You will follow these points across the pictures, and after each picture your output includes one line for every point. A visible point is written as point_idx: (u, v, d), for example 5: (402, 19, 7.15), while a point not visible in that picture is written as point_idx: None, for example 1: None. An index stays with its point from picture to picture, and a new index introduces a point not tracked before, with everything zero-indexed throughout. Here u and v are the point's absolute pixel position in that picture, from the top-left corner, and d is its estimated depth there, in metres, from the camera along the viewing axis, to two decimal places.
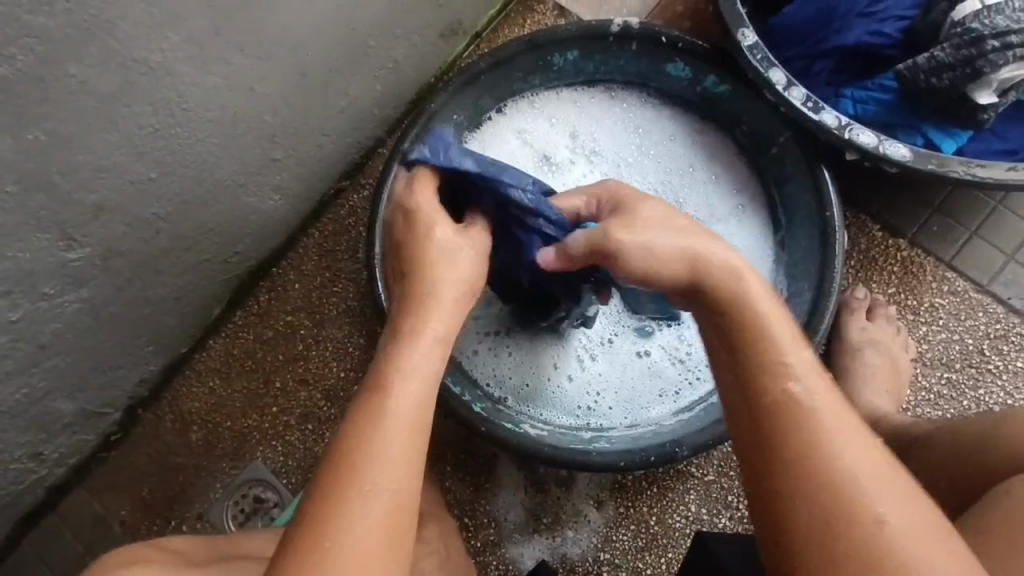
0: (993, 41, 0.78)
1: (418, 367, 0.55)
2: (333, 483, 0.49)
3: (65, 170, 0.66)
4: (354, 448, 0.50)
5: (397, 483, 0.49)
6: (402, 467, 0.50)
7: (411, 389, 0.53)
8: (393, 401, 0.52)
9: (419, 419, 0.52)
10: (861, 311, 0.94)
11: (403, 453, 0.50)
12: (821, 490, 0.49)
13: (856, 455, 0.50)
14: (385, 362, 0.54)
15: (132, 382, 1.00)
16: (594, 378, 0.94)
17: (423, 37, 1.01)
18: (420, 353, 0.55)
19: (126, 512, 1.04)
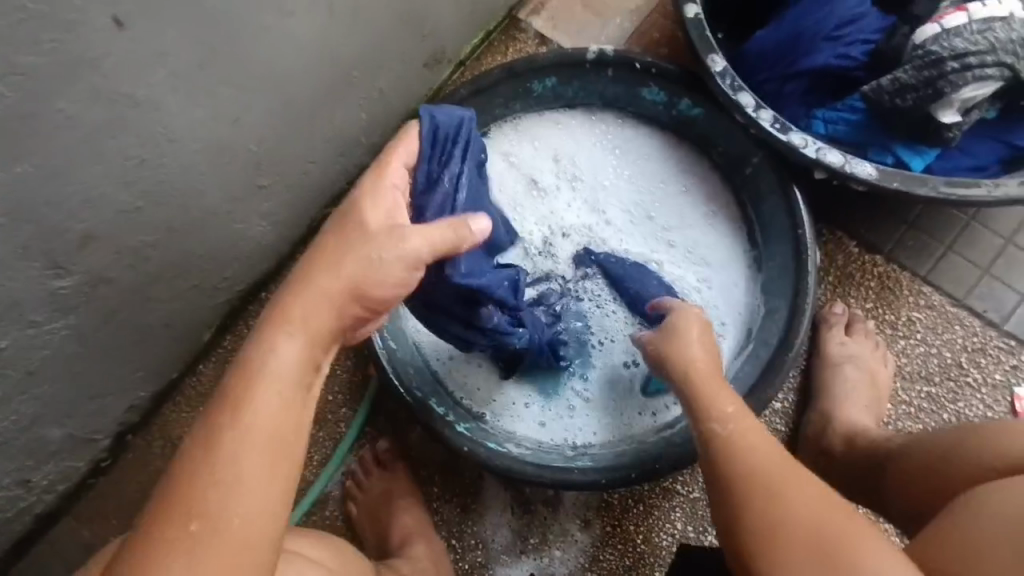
0: (952, 62, 0.80)
1: (282, 377, 0.54)
2: (187, 479, 0.50)
3: (54, 202, 0.68)
4: (216, 455, 0.50)
5: (251, 510, 0.50)
6: (259, 489, 0.50)
7: (281, 396, 0.53)
8: (251, 416, 0.52)
9: (275, 436, 0.52)
10: (839, 327, 0.95)
11: (258, 475, 0.51)
12: (789, 531, 0.60)
13: (807, 497, 0.61)
14: (260, 362, 0.54)
15: (122, 409, 1.01)
16: (580, 395, 0.95)
17: (406, 66, 1.04)
18: (290, 358, 0.54)
19: (115, 538, 1.05)
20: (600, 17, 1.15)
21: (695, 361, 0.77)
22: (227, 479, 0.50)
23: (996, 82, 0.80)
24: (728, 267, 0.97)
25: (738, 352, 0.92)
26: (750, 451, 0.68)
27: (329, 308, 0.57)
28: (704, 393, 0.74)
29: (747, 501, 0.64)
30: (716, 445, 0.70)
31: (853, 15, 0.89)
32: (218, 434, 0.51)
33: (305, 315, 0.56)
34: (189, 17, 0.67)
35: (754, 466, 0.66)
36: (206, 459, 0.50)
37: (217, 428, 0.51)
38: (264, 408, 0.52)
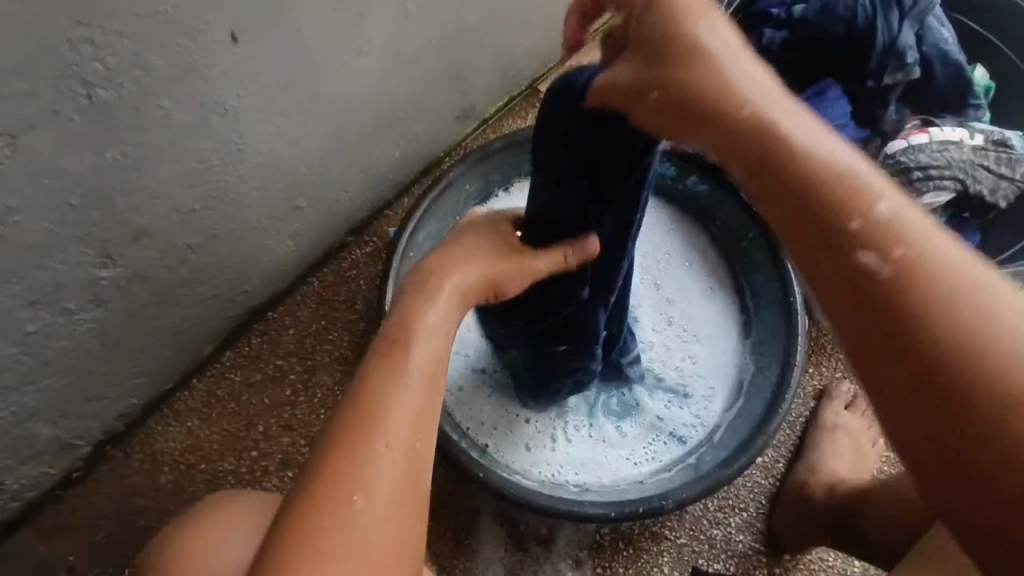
0: (917, 172, 0.97)
1: (436, 329, 0.59)
2: (352, 422, 0.52)
3: (126, 192, 0.70)
4: (363, 463, 0.51)
5: (408, 435, 0.53)
6: (415, 421, 0.53)
7: (418, 402, 0.54)
8: (413, 357, 0.56)
9: (431, 378, 0.56)
10: (838, 400, 1.07)
11: (416, 408, 0.54)
12: (956, 337, 0.42)
13: (995, 297, 0.43)
14: (399, 369, 0.55)
15: (111, 416, 0.97)
16: (583, 438, 1.00)
17: (443, 116, 1.11)
18: (440, 317, 0.60)
19: (74, 557, 0.98)
20: None
21: (728, 80, 0.51)
22: (387, 413, 0.53)
23: (950, 193, 0.97)
24: (719, 337, 1.07)
25: (731, 405, 1.00)
26: (927, 270, 0.43)
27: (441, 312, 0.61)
28: (794, 162, 0.48)
29: (902, 297, 0.43)
30: (849, 245, 0.45)
31: (835, 125, 1.05)
32: (358, 443, 0.51)
33: (429, 324, 0.59)
34: (287, 44, 0.73)
35: (911, 267, 0.44)
36: (350, 460, 0.50)
37: (356, 433, 0.52)
38: (408, 417, 0.53)
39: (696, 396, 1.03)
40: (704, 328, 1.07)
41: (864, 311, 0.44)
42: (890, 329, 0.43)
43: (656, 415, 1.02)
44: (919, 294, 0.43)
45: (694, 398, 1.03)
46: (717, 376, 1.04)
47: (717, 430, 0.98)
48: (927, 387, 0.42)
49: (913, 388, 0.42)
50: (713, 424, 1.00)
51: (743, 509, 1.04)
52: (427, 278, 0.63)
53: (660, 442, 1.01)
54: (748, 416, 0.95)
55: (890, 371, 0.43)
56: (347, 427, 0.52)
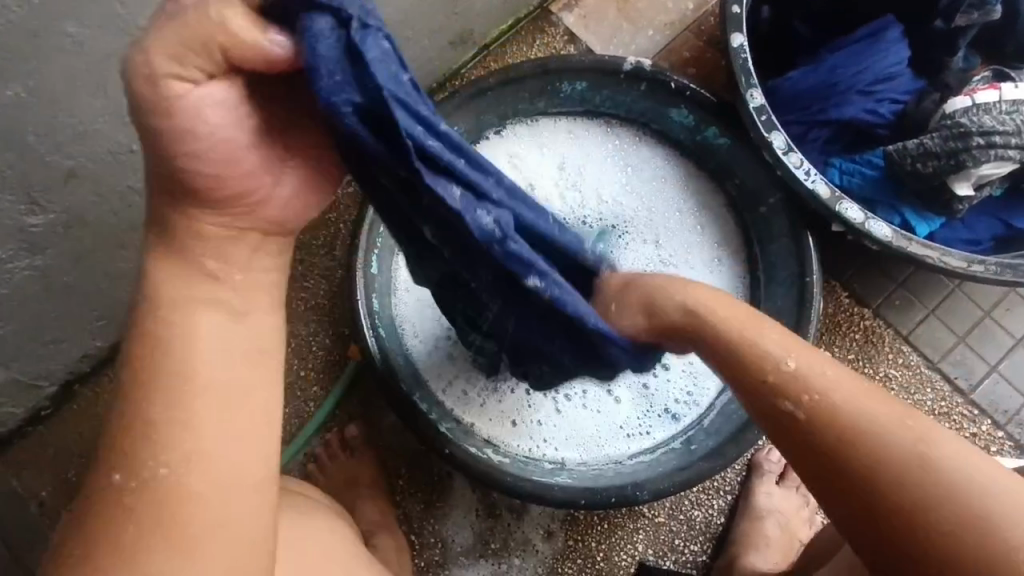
0: (978, 138, 0.82)
1: (213, 311, 0.50)
2: (134, 446, 0.47)
3: (43, 130, 0.63)
4: (158, 498, 0.46)
5: (228, 456, 0.48)
6: (227, 435, 0.48)
7: (207, 420, 0.48)
8: (190, 355, 0.48)
9: (237, 373, 0.49)
10: (769, 476, 0.97)
11: (220, 415, 0.48)
12: (859, 441, 0.48)
13: (875, 406, 0.50)
14: (184, 392, 0.48)
15: (74, 357, 0.93)
16: (564, 406, 0.93)
17: (432, 41, 0.97)
18: (208, 295, 0.50)
19: (47, 492, 0.97)
20: (634, 25, 1.12)
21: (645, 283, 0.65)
22: (180, 427, 0.47)
23: (1014, 164, 0.82)
24: None
25: (727, 386, 0.92)
26: (840, 402, 0.50)
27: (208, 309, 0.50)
28: (836, 419, 0.50)
29: (858, 446, 0.48)
30: (776, 410, 0.53)
31: (888, 73, 0.90)
32: (159, 498, 0.46)
33: (201, 309, 0.49)
34: None
35: (819, 408, 0.51)
36: (144, 500, 0.46)
37: (133, 459, 0.46)
38: (187, 431, 0.47)
39: (680, 368, 0.95)
40: None
41: (821, 452, 0.50)
42: (835, 458, 0.49)
43: (642, 389, 0.94)
44: (834, 425, 0.50)
45: (682, 372, 0.95)
46: None
47: (709, 413, 0.91)
48: (845, 499, 0.48)
49: (872, 488, 0.47)
50: (705, 406, 0.92)
51: (727, 493, 0.99)
52: (182, 251, 0.50)
53: (649, 418, 0.93)
54: (742, 405, 0.88)
55: (839, 467, 0.49)
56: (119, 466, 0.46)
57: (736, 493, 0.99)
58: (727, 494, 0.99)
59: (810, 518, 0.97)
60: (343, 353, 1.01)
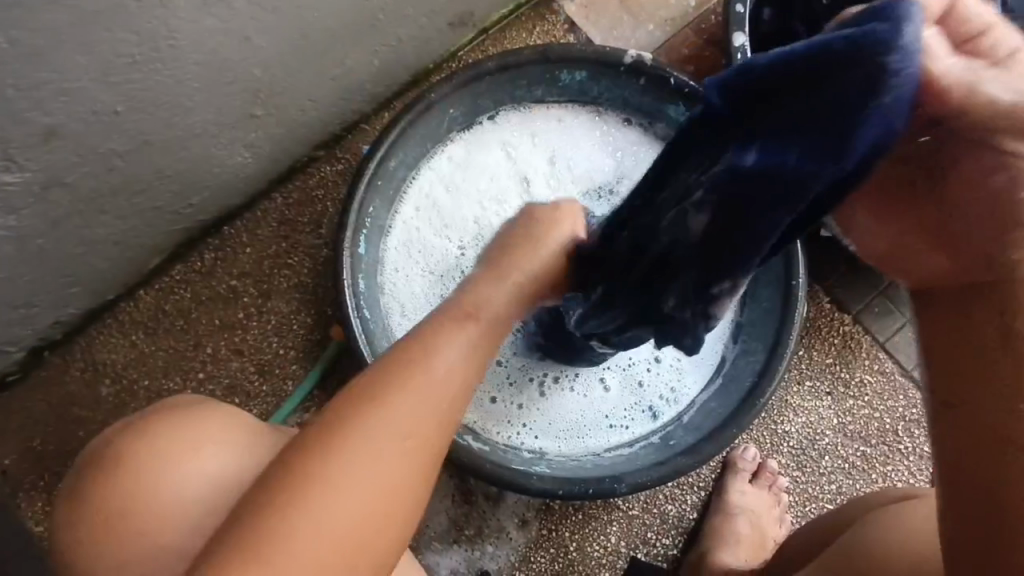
0: None
1: (490, 323, 0.58)
2: (351, 410, 0.51)
3: (23, 85, 0.60)
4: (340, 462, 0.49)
5: (408, 463, 0.51)
6: (419, 446, 0.52)
7: (418, 427, 0.52)
8: (442, 360, 0.54)
9: (456, 390, 0.54)
10: (744, 474, 0.98)
11: (423, 420, 0.52)
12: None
13: None
14: (426, 345, 0.54)
15: (45, 323, 0.90)
16: (551, 387, 0.93)
17: (431, 21, 0.96)
18: (500, 297, 0.58)
19: (10, 461, 0.94)
20: (635, 19, 1.11)
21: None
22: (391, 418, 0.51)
23: None
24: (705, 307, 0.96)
25: (707, 384, 0.93)
26: None
27: (500, 296, 0.59)
28: None
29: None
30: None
31: None
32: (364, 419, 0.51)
33: (472, 329, 0.57)
34: None
35: None
36: (318, 460, 0.49)
37: (344, 422, 0.51)
38: (396, 424, 0.51)
39: (669, 365, 0.95)
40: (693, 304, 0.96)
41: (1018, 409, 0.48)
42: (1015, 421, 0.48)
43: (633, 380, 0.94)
44: None
45: (670, 367, 0.95)
46: (694, 355, 0.95)
47: (688, 409, 0.92)
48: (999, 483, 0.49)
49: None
50: (687, 400, 0.93)
51: (700, 488, 1.00)
52: (500, 267, 0.59)
53: (632, 410, 0.93)
54: (722, 403, 0.89)
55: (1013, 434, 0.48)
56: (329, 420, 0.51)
57: (710, 489, 1.00)
58: (701, 489, 1.00)
59: (780, 517, 0.98)
60: (324, 334, 1.00)
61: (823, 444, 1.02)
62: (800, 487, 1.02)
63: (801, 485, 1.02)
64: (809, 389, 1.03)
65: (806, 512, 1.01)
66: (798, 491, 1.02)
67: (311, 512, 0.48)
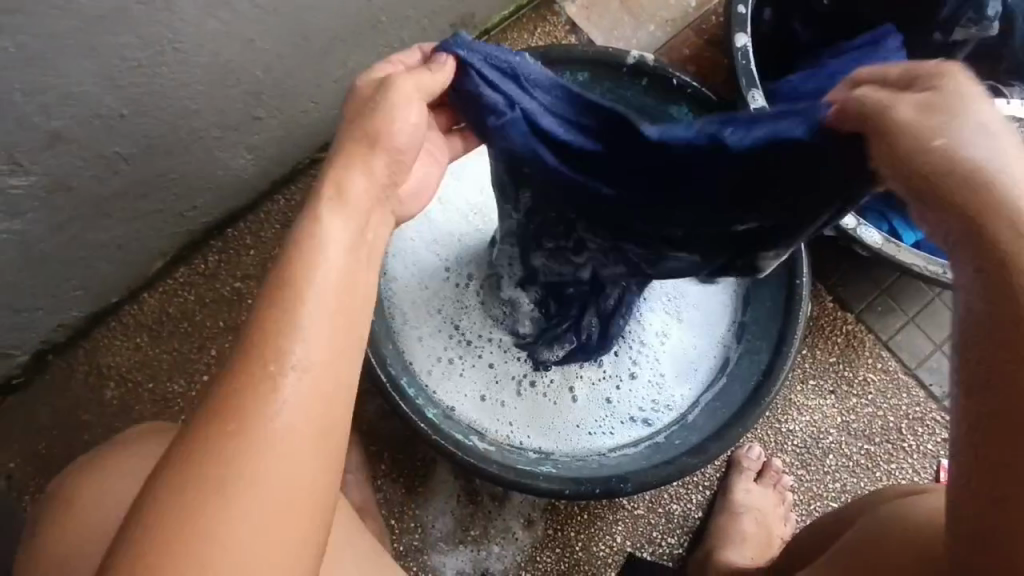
0: None
1: (343, 242, 0.48)
2: (240, 373, 0.43)
3: (28, 90, 0.60)
4: (238, 435, 0.41)
5: (318, 403, 0.43)
6: (326, 382, 0.44)
7: (320, 360, 0.44)
8: (315, 275, 0.46)
9: (347, 299, 0.46)
10: (749, 472, 0.98)
11: (328, 349, 0.44)
12: None
13: None
14: (296, 285, 0.45)
15: (49, 327, 0.90)
16: (526, 389, 0.95)
17: (433, 23, 0.96)
18: (344, 221, 0.49)
19: (15, 465, 0.94)
20: (636, 20, 1.11)
21: None
22: (289, 363, 0.43)
23: None
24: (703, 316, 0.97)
25: (711, 384, 0.93)
26: None
27: (348, 222, 0.49)
28: None
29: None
30: None
31: None
32: (250, 389, 0.42)
33: (328, 249, 0.47)
34: None
35: None
36: (217, 446, 0.41)
37: (231, 391, 0.42)
38: (293, 365, 0.43)
39: (646, 380, 0.96)
40: (693, 314, 0.98)
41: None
42: None
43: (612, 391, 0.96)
44: None
45: (647, 383, 0.96)
46: (683, 367, 0.96)
47: (692, 409, 0.92)
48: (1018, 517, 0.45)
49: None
50: (673, 409, 0.94)
51: (705, 487, 1.00)
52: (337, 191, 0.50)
53: (612, 419, 0.94)
54: (726, 402, 0.89)
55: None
56: (213, 401, 0.42)
57: (716, 488, 1.00)
58: (706, 488, 1.00)
59: (785, 515, 0.98)
60: None
61: (827, 442, 1.03)
62: (804, 486, 1.02)
63: (806, 483, 1.02)
64: (812, 388, 1.03)
65: (810, 510, 1.01)
66: (802, 490, 1.02)
67: (227, 502, 0.40)
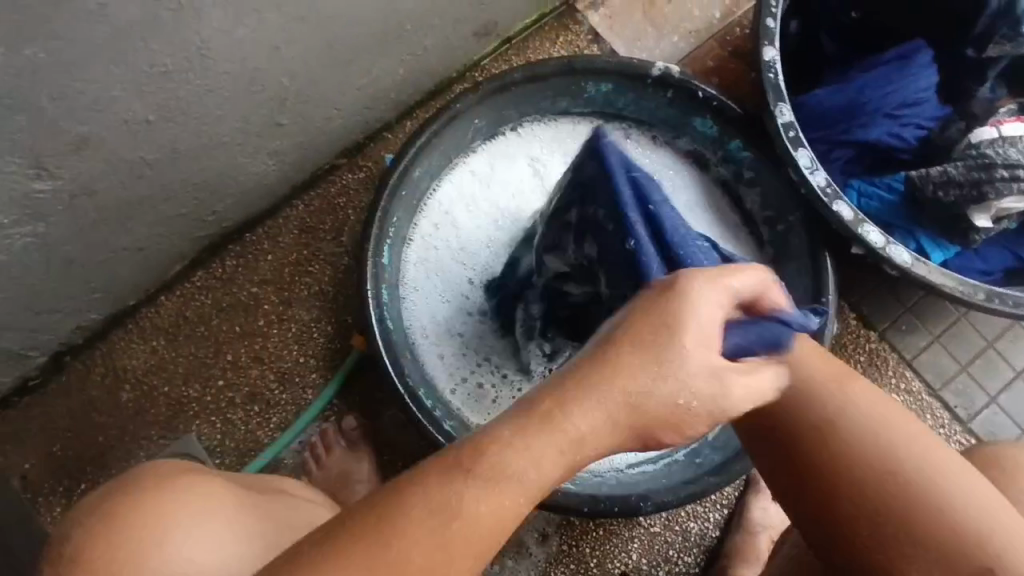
0: (1002, 170, 0.82)
1: (637, 412, 0.44)
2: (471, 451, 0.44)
3: (57, 95, 0.60)
4: (434, 501, 0.43)
5: (493, 513, 0.43)
6: (509, 507, 0.44)
7: (516, 489, 0.44)
8: (568, 430, 0.44)
9: (560, 471, 0.44)
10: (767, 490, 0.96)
11: (517, 492, 0.44)
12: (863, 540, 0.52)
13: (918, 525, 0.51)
14: (540, 428, 0.44)
15: (68, 329, 0.90)
16: None
17: (456, 31, 0.95)
18: (598, 410, 0.44)
19: (30, 466, 0.94)
20: (659, 30, 1.10)
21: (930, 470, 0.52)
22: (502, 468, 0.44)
23: None
24: None
25: None
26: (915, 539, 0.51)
27: (661, 402, 0.45)
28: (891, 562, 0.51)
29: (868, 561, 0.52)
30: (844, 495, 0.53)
31: (915, 99, 0.89)
32: (411, 505, 0.43)
33: (579, 421, 0.44)
34: None
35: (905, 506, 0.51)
36: (422, 488, 0.44)
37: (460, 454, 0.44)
38: (502, 475, 0.43)
39: None
40: None
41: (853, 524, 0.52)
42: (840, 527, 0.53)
43: None
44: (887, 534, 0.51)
45: None
46: None
47: None
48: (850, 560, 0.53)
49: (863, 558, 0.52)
50: None
51: (723, 506, 0.99)
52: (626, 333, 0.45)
53: None
54: None
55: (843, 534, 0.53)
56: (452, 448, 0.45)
57: (732, 506, 0.98)
58: (724, 505, 0.99)
59: None
60: (345, 342, 0.99)
61: None
62: None
63: None
64: None
65: None
66: None
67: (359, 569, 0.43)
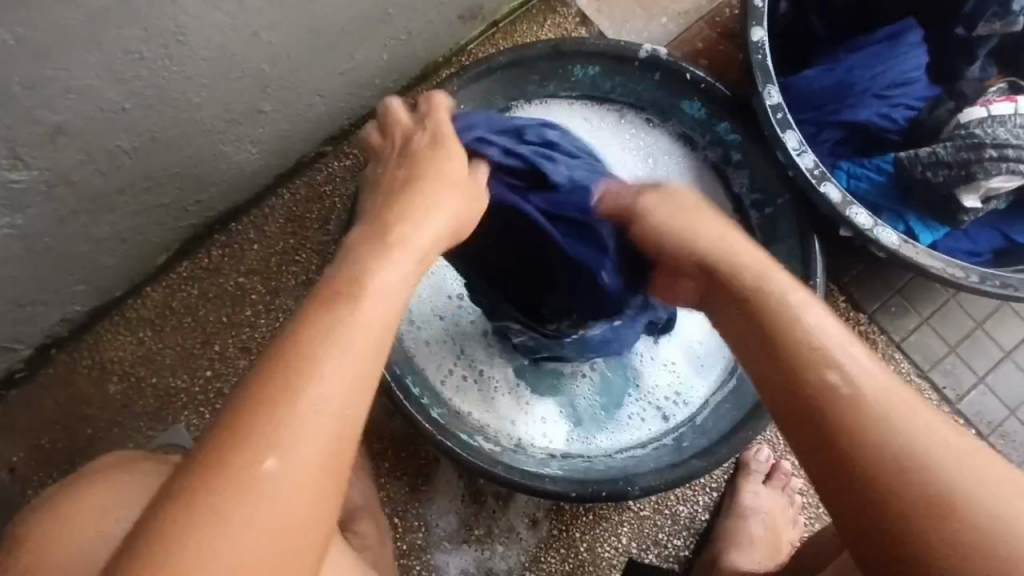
0: (991, 150, 0.81)
1: (393, 282, 0.53)
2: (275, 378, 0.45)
3: (30, 83, 0.59)
4: (260, 438, 0.43)
5: (329, 417, 0.45)
6: (343, 401, 0.46)
7: (336, 389, 0.46)
8: (358, 310, 0.49)
9: (373, 351, 0.49)
10: (757, 473, 0.97)
11: (343, 387, 0.46)
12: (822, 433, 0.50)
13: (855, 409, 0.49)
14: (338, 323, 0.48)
15: (52, 321, 0.90)
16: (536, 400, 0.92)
17: (440, 15, 0.94)
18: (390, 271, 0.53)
19: (18, 458, 0.93)
20: (648, 12, 1.09)
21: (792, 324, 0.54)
22: (312, 382, 0.45)
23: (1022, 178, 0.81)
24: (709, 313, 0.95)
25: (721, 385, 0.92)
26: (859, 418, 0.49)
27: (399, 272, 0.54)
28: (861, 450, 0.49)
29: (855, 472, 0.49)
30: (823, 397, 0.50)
31: (904, 79, 0.89)
32: (237, 469, 0.42)
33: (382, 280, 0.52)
34: None
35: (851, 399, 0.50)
36: (242, 433, 0.43)
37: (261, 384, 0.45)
38: (310, 376, 0.45)
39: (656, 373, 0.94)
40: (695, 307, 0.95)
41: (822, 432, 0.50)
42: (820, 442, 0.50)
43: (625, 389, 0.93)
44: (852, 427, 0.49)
45: (658, 377, 0.94)
46: (696, 362, 0.94)
47: (701, 411, 0.91)
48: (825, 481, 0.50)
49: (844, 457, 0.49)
50: (696, 403, 0.92)
51: (712, 489, 0.99)
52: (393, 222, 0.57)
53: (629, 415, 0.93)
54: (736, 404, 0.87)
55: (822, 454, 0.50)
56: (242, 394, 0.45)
57: (722, 490, 0.99)
58: (715, 489, 0.99)
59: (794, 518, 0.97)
60: None
61: None
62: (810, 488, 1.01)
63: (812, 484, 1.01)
64: None
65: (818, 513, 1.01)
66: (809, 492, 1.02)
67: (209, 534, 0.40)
